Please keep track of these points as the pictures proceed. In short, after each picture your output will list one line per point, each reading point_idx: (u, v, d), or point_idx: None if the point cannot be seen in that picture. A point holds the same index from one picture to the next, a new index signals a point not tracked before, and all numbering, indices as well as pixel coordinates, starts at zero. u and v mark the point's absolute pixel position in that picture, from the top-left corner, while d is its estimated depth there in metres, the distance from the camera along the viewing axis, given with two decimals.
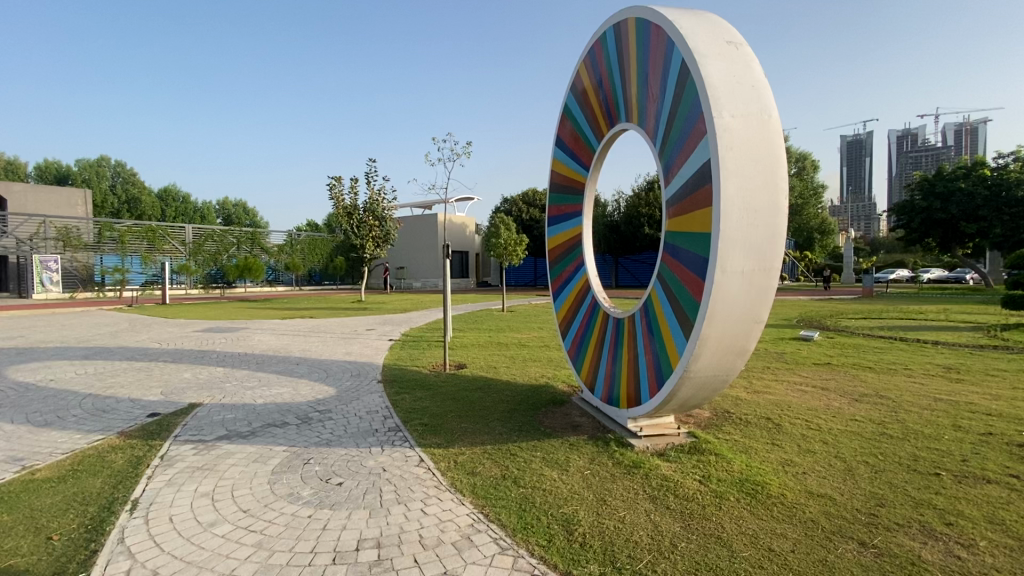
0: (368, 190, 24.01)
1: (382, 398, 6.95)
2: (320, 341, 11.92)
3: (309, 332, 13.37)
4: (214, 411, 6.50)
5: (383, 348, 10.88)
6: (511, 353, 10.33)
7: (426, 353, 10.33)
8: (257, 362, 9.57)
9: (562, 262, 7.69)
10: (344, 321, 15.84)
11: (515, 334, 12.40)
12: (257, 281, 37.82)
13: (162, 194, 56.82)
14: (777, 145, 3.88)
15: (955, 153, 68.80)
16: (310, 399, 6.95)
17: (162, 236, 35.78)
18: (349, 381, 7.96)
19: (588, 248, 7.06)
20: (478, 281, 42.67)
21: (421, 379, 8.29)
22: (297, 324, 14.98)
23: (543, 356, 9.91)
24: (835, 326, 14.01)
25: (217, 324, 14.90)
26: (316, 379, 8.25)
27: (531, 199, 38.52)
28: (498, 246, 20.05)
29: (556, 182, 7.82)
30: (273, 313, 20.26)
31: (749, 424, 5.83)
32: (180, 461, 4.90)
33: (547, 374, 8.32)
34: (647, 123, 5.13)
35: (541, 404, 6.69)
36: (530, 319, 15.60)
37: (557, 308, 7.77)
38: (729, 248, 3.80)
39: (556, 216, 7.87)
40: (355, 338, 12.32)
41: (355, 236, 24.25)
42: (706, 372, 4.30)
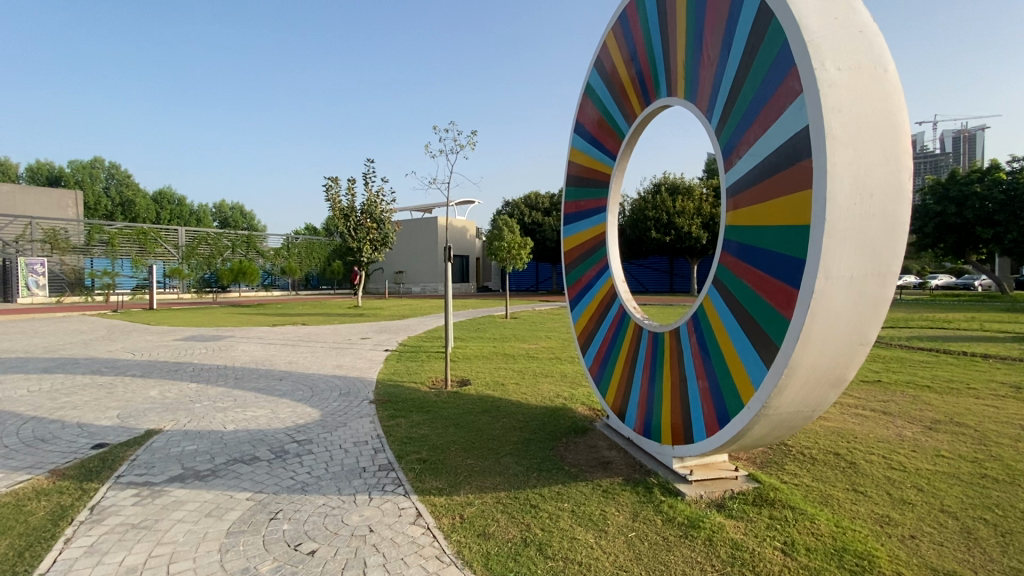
0: (366, 192, 23.07)
1: (373, 425, 5.93)
2: (308, 352, 10.86)
3: (299, 342, 12.36)
4: (172, 441, 5.48)
5: (378, 361, 9.85)
6: (519, 366, 9.30)
7: (425, 367, 9.30)
8: (234, 376, 8.52)
9: (580, 266, 6.71)
10: (337, 329, 14.80)
11: (521, 345, 11.34)
12: (251, 285, 36.81)
13: (157, 196, 55.66)
14: (897, 108, 2.90)
15: (959, 160, 68.11)
16: (287, 425, 5.90)
17: (153, 238, 34.74)
18: (335, 402, 6.92)
19: (613, 249, 6.08)
20: (479, 286, 41.73)
21: (421, 398, 7.26)
22: (286, 332, 13.93)
23: (555, 370, 8.87)
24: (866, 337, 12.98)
25: (200, 332, 13.85)
26: (299, 397, 7.22)
27: (533, 202, 37.56)
28: (501, 249, 19.05)
29: (574, 175, 6.86)
30: (264, 319, 19.29)
31: (816, 460, 4.81)
32: (114, 516, 3.88)
33: (563, 394, 7.29)
34: (700, 94, 4.18)
35: (561, 433, 5.68)
36: (536, 327, 14.54)
37: (575, 317, 6.81)
38: (835, 247, 2.82)
39: (573, 213, 6.90)
40: (347, 349, 11.26)
41: (351, 239, 23.22)
42: (789, 407, 3.33)
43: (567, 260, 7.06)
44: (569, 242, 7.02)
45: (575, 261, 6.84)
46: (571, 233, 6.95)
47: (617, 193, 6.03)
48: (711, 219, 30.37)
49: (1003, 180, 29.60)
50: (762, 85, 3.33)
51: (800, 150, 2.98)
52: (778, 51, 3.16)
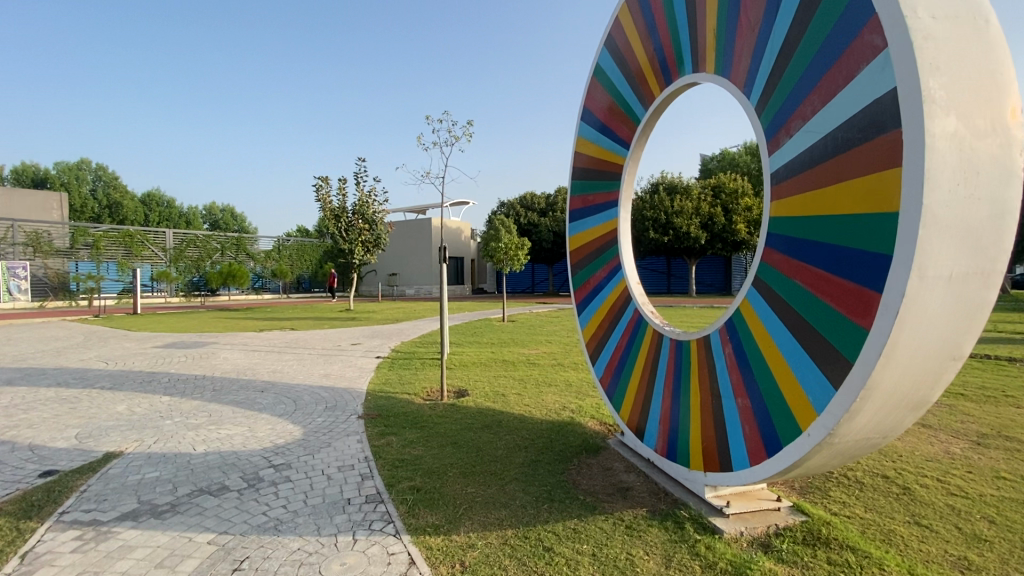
0: (358, 192, 22.40)
1: (360, 445, 5.31)
2: (295, 360, 10.18)
3: (286, 348, 11.67)
4: (131, 468, 4.82)
5: (369, 369, 9.21)
6: (520, 375, 8.69)
7: (420, 376, 8.67)
8: (211, 388, 7.84)
9: (589, 266, 6.13)
10: (327, 334, 14.13)
11: (521, 350, 10.70)
12: (241, 288, 35.98)
13: (145, 198, 54.59)
14: (1001, 70, 2.38)
15: None
16: (264, 447, 5.24)
17: (139, 241, 33.83)
18: (319, 418, 6.26)
19: (626, 247, 5.51)
20: (474, 288, 41.12)
21: (415, 412, 6.61)
22: (273, 338, 13.23)
23: (559, 379, 8.25)
24: None
25: (182, 339, 13.14)
26: (281, 412, 6.58)
27: (529, 203, 37.05)
28: (498, 250, 18.44)
29: (580, 167, 6.28)
30: (252, 324, 18.57)
31: (864, 486, 4.27)
32: (46, 567, 3.23)
33: (570, 406, 6.66)
34: (735, 67, 3.61)
35: (571, 453, 5.06)
36: (535, 331, 13.93)
37: (584, 323, 6.21)
38: (932, 239, 2.28)
39: (580, 208, 6.30)
40: (336, 356, 10.58)
41: (343, 240, 22.53)
42: (859, 435, 2.77)
43: (574, 260, 6.46)
44: (575, 240, 6.43)
45: (584, 261, 6.24)
46: (578, 231, 6.36)
47: (630, 186, 5.46)
48: (709, 219, 29.89)
49: None
50: (825, 46, 2.80)
51: (883, 119, 2.44)
52: (851, 0, 2.65)
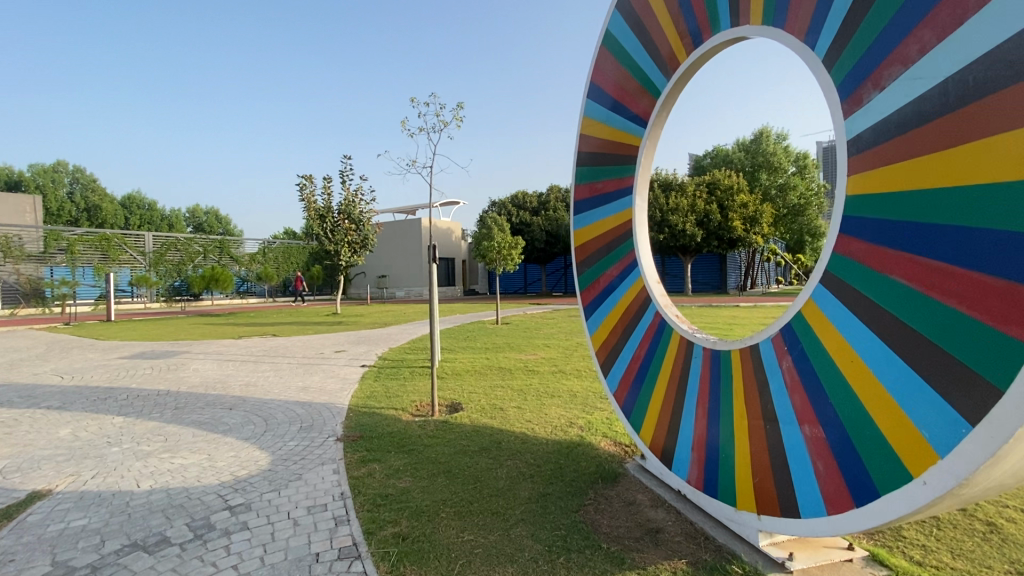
0: (344, 190, 21.51)
1: (336, 476, 4.51)
2: (272, 371, 9.32)
3: (264, 357, 10.80)
4: (54, 515, 3.98)
5: (352, 381, 8.40)
6: (519, 384, 7.91)
7: (408, 387, 7.87)
8: (173, 406, 6.97)
9: (597, 264, 5.39)
10: (311, 340, 13.27)
11: (518, 356, 9.94)
12: (225, 292, 34.84)
13: (125, 200, 53.10)
14: None
15: None
16: (221, 482, 4.42)
17: (117, 245, 32.53)
18: (291, 441, 5.43)
19: (643, 240, 4.79)
20: (465, 289, 40.31)
21: (404, 430, 5.82)
22: (251, 346, 12.33)
23: (561, 389, 7.49)
24: None
25: (153, 348, 12.20)
26: (247, 435, 5.74)
27: (521, 202, 36.37)
28: (490, 250, 17.67)
29: (586, 153, 5.54)
30: (232, 330, 17.62)
31: (942, 524, 3.55)
32: None
33: (577, 422, 5.90)
34: (794, 13, 2.91)
35: (585, 483, 4.29)
36: (531, 335, 13.17)
37: (591, 329, 5.47)
38: None
39: (587, 198, 5.56)
40: (318, 366, 9.73)
41: (328, 241, 21.57)
42: (998, 484, 2.06)
43: (579, 256, 5.72)
44: (581, 234, 5.69)
45: (591, 258, 5.50)
46: (584, 224, 5.62)
47: (647, 169, 4.73)
48: (705, 216, 29.44)
49: None
50: None
51: None
52: None
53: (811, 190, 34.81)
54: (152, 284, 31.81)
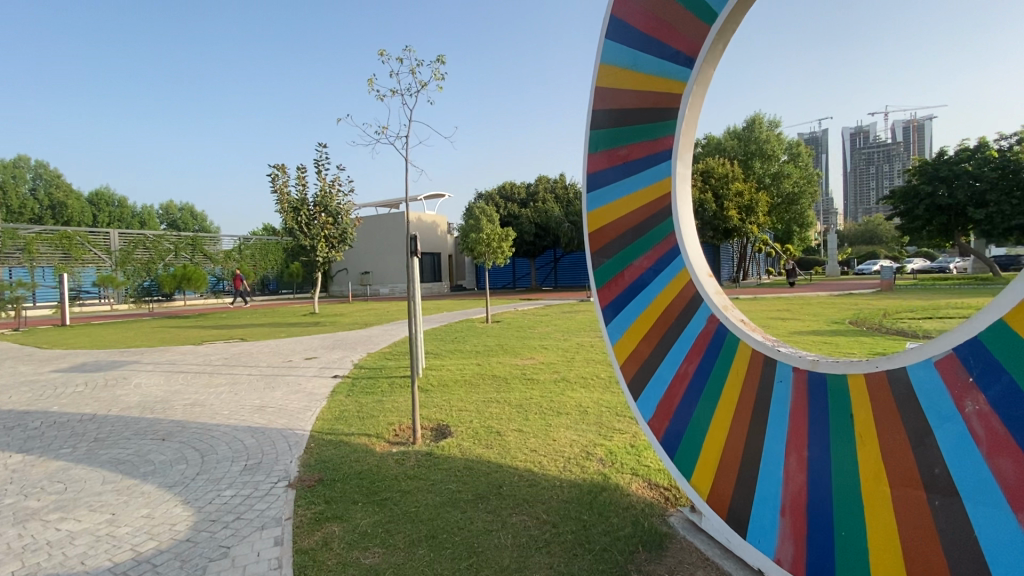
0: (319, 181, 20.04)
1: (276, 552, 3.27)
2: (227, 386, 7.98)
3: (222, 367, 9.44)
4: None
5: (320, 398, 7.13)
6: (517, 397, 6.72)
7: (386, 404, 6.61)
8: (91, 438, 5.64)
9: (620, 253, 4.17)
10: (281, 345, 11.92)
11: (513, 362, 8.73)
12: (198, 292, 33.06)
13: (93, 197, 50.63)
14: None
15: None
16: (111, 567, 3.16)
17: (79, 243, 30.42)
18: (226, 491, 4.16)
19: (686, 221, 3.68)
20: (452, 285, 39.02)
21: (375, 469, 4.56)
22: (211, 354, 10.93)
23: (568, 404, 6.30)
24: (915, 332, 10.93)
25: (98, 358, 10.74)
26: (174, 480, 4.47)
27: (509, 193, 35.20)
28: (478, 242, 16.40)
29: (598, 111, 4.28)
30: (197, 333, 16.13)
31: None
32: None
33: (595, 451, 4.70)
34: None
35: (621, 557, 3.09)
36: (525, 336, 11.96)
37: (611, 337, 4.22)
38: None
39: (602, 169, 4.30)
40: (282, 378, 8.40)
41: (304, 235, 20.11)
42: None
43: (592, 246, 4.42)
44: (592, 217, 4.40)
45: (611, 245, 4.25)
46: (598, 202, 4.35)
47: (693, 129, 3.63)
48: (700, 205, 28.38)
49: (994, 159, 28.75)
50: None
51: None
52: None
53: (804, 179, 34.19)
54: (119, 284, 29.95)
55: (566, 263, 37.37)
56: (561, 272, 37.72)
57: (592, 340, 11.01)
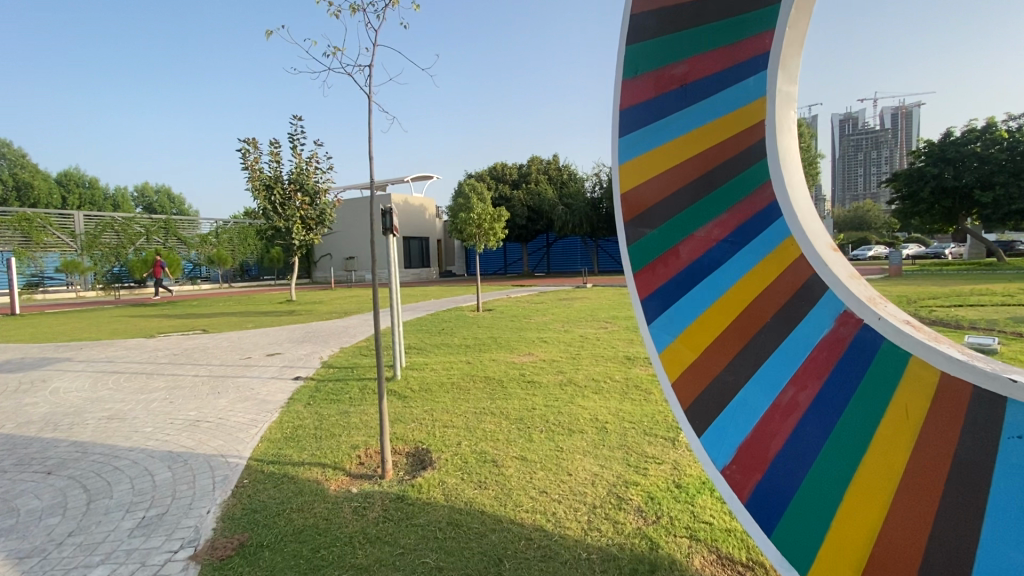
0: (294, 157, 18.40)
1: None
2: (164, 391, 6.56)
3: (167, 366, 8.00)
4: None
5: (271, 409, 5.77)
6: (516, 407, 5.41)
7: (351, 418, 5.27)
8: None
9: (675, 218, 2.81)
10: (244, 337, 10.50)
11: (509, 360, 7.45)
12: (171, 278, 31.31)
13: (62, 178, 48.04)
14: None
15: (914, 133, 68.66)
16: None
17: (40, 226, 28.29)
18: (96, 569, 2.84)
19: (792, 171, 2.49)
20: (441, 272, 37.66)
21: (322, 526, 3.23)
22: (159, 349, 9.44)
23: (580, 417, 5.00)
24: (954, 321, 9.82)
25: (25, 355, 9.21)
26: (32, 546, 3.11)
27: (500, 174, 33.80)
28: (467, 223, 15.00)
29: (638, 14, 2.87)
30: (158, 323, 14.59)
31: None
32: None
33: (627, 494, 3.42)
34: None
35: None
36: (520, 327, 10.62)
37: (654, 340, 2.83)
38: None
39: (643, 100, 2.90)
40: (233, 381, 7.01)
41: (278, 217, 18.49)
42: None
43: (625, 210, 2.98)
44: (626, 170, 2.97)
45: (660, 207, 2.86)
46: (634, 147, 2.94)
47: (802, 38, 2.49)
48: None
49: (1002, 139, 28.25)
50: None
51: None
52: None
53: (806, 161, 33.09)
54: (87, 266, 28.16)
55: (558, 248, 35.96)
56: (554, 258, 36.40)
57: (596, 332, 9.73)
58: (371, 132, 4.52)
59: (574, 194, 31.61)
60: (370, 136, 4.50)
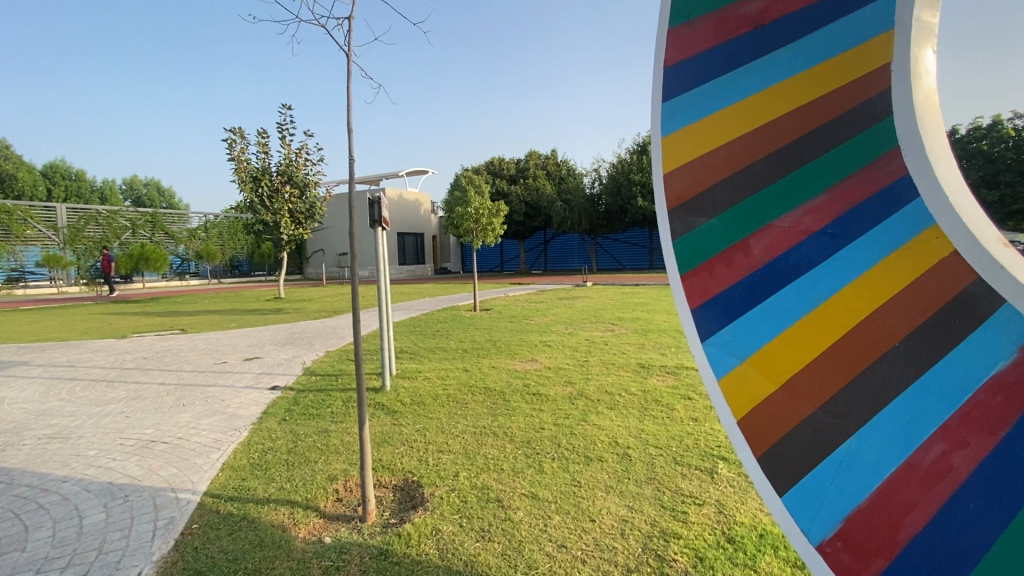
0: (282, 147, 17.57)
1: None
2: (121, 404, 5.78)
3: (131, 372, 7.22)
4: None
5: (239, 426, 5.02)
6: (520, 425, 4.70)
7: (330, 440, 4.53)
8: None
9: (744, 202, 2.15)
10: (224, 338, 9.73)
11: (510, 367, 6.74)
12: (158, 274, 30.42)
13: (47, 170, 46.82)
14: None
15: None
16: None
17: (20, 218, 27.09)
18: None
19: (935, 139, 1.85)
20: (436, 269, 36.91)
21: None
22: (127, 352, 8.63)
23: (597, 439, 4.30)
24: None
25: None
26: None
27: (497, 169, 33.16)
28: (464, 218, 14.27)
29: None
30: (135, 321, 13.76)
31: None
32: None
33: (668, 553, 2.74)
34: None
35: None
36: (521, 329, 9.91)
37: (713, 363, 2.15)
38: None
39: (702, 49, 2.24)
40: (203, 391, 6.24)
41: (264, 210, 17.64)
42: None
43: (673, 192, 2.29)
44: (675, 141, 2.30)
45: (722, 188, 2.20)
46: (689, 110, 2.28)
47: None
48: None
49: None
50: None
51: None
52: None
53: None
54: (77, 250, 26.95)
55: (555, 246, 35.25)
56: (551, 256, 35.72)
57: (603, 335, 9.04)
58: (348, 99, 3.62)
59: (573, 189, 30.81)
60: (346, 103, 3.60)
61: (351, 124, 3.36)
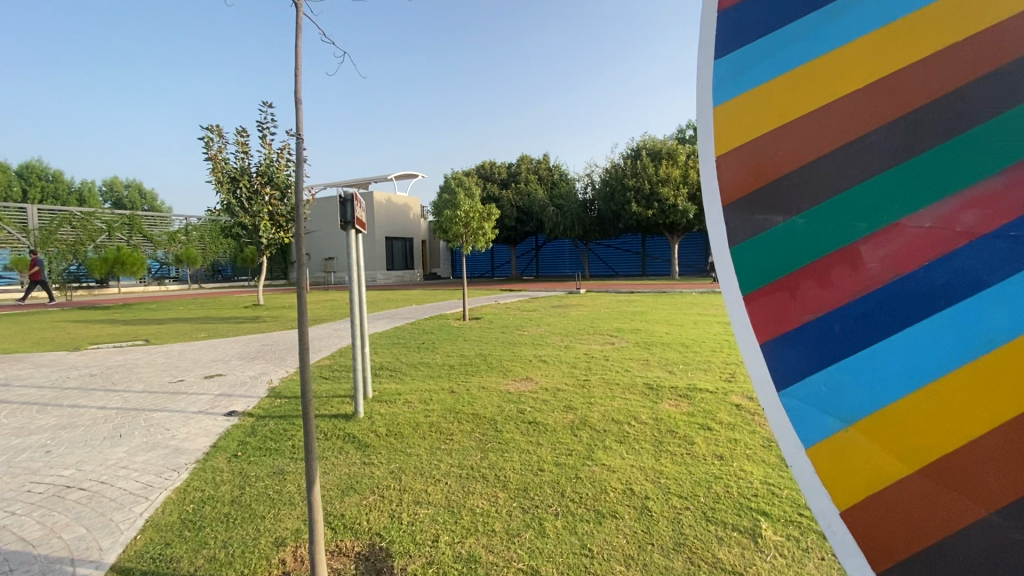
0: (262, 146, 16.66)
1: None
2: (45, 436, 4.91)
3: (69, 393, 6.31)
4: None
5: (178, 466, 4.20)
6: (513, 465, 3.95)
7: (284, 487, 3.74)
8: None
9: (842, 194, 1.62)
10: (185, 351, 8.82)
11: (502, 388, 5.99)
12: (134, 278, 29.31)
13: (22, 171, 45.40)
14: None
15: None
16: None
17: None
18: None
19: None
20: (424, 274, 36.07)
21: None
22: (73, 368, 7.70)
23: (608, 486, 3.58)
24: None
25: None
26: None
27: (489, 173, 32.58)
28: (453, 221, 13.48)
29: None
30: (97, 330, 12.77)
31: None
32: None
33: None
34: None
35: None
36: (513, 342, 9.14)
37: (798, 419, 1.62)
38: None
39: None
40: (146, 417, 5.40)
41: (242, 212, 16.70)
42: None
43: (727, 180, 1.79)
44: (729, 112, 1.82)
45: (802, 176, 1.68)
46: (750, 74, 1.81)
47: None
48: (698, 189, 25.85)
49: None
50: None
51: None
52: None
53: None
54: (38, 250, 25.13)
55: (547, 251, 34.58)
56: (543, 261, 35.08)
57: (603, 349, 8.31)
58: (299, 63, 2.86)
59: (566, 194, 30.15)
60: (295, 68, 2.84)
61: (299, 91, 2.61)
